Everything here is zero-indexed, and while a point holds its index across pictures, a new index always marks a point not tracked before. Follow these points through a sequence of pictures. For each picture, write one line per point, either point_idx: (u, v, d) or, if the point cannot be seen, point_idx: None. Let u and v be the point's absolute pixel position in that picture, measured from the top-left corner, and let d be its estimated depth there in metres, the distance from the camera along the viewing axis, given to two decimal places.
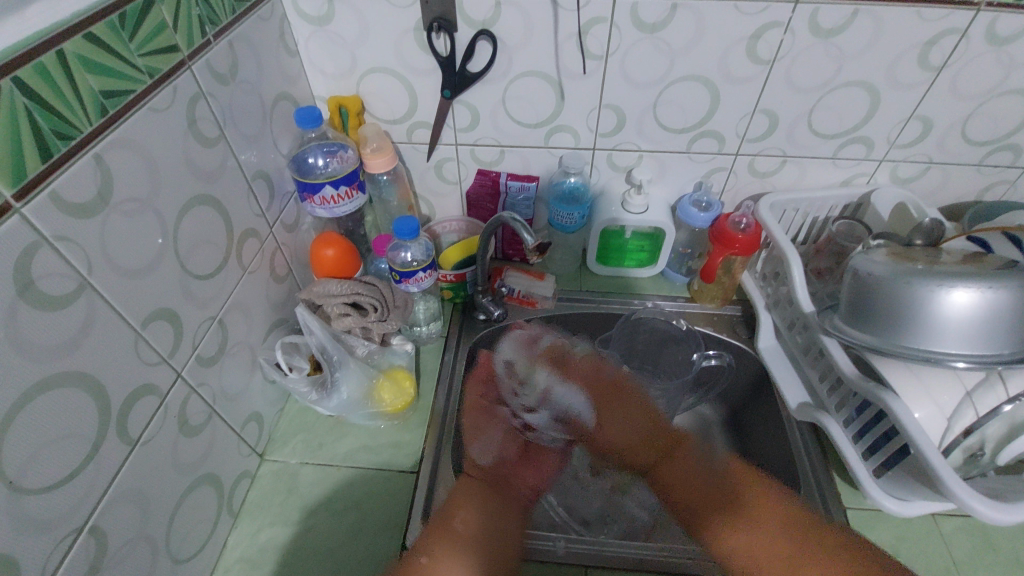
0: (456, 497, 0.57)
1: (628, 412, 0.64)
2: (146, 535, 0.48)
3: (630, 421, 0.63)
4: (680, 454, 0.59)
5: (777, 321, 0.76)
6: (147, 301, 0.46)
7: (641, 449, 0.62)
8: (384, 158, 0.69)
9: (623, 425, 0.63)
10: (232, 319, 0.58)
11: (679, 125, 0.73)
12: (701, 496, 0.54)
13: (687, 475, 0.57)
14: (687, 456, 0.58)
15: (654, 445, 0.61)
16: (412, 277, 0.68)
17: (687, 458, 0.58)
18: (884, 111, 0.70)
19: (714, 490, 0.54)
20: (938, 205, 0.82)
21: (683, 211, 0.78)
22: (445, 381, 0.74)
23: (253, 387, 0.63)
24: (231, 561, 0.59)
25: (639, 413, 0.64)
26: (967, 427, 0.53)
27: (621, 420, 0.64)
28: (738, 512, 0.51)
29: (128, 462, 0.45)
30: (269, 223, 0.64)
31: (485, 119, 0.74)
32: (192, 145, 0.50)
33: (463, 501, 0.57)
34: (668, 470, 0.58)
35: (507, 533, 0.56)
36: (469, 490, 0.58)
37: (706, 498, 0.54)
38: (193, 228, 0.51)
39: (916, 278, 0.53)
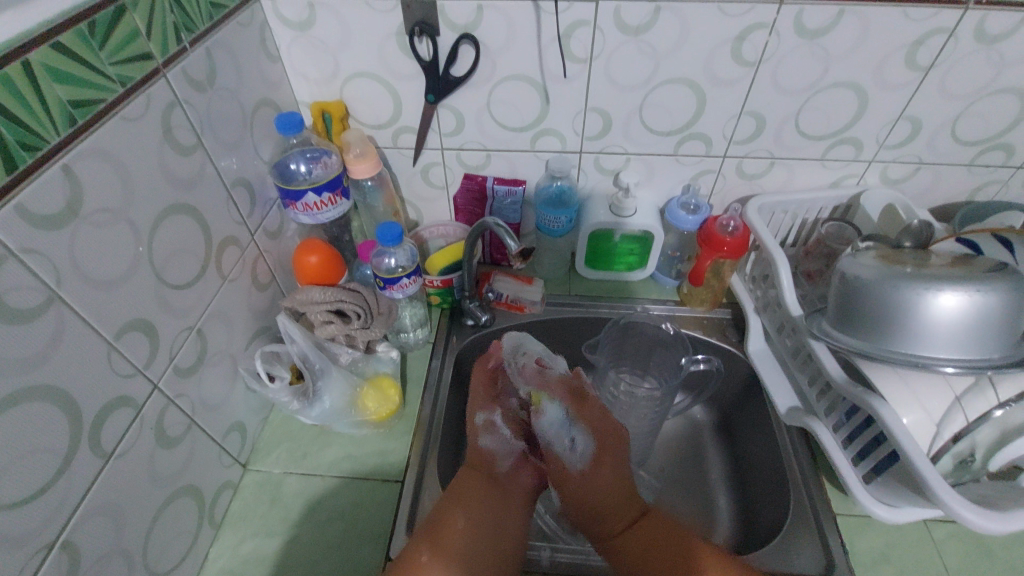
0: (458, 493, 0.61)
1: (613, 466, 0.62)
2: (122, 549, 0.47)
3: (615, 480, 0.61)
4: (657, 540, 0.57)
5: (766, 324, 0.76)
6: (120, 312, 0.45)
7: (614, 514, 0.59)
8: (367, 163, 0.68)
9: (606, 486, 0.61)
10: (211, 328, 0.57)
11: (666, 127, 0.72)
12: (663, 555, 0.55)
13: (654, 538, 0.57)
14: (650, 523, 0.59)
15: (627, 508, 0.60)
16: (397, 284, 0.67)
17: (659, 525, 0.58)
18: (873, 112, 0.69)
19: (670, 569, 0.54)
20: (929, 205, 0.81)
21: (671, 214, 0.78)
22: (432, 389, 0.73)
23: (235, 397, 0.62)
24: (213, 572, 0.58)
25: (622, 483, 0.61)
26: (957, 433, 0.52)
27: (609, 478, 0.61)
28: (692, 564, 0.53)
29: (102, 476, 0.44)
30: (250, 230, 0.63)
31: (470, 123, 0.73)
32: (167, 153, 0.50)
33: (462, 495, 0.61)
34: (641, 530, 0.58)
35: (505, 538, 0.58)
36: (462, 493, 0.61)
37: (660, 550, 0.56)
38: (169, 237, 0.50)
39: (903, 282, 0.53)
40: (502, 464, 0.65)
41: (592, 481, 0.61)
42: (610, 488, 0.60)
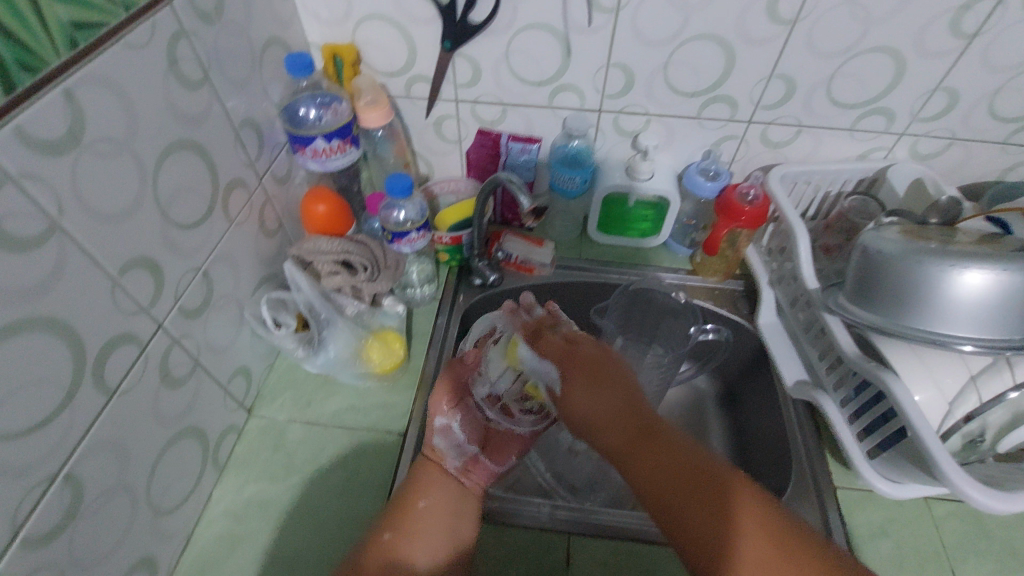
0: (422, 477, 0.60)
1: (608, 383, 0.52)
2: (125, 484, 0.48)
3: (604, 395, 0.51)
4: (675, 464, 0.45)
5: (779, 297, 0.74)
6: (124, 248, 0.44)
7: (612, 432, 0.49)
8: (377, 113, 0.66)
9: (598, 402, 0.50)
10: (217, 271, 0.56)
11: (690, 88, 0.69)
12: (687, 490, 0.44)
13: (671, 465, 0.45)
14: (666, 445, 0.47)
15: (625, 425, 0.49)
16: (405, 238, 0.66)
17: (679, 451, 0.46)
18: (909, 81, 0.66)
19: (705, 524, 0.42)
20: (957, 184, 0.78)
21: (690, 180, 0.75)
22: (437, 345, 0.73)
23: (240, 342, 0.62)
24: (217, 512, 0.59)
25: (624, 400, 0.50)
26: (969, 413, 0.51)
27: (591, 392, 0.51)
28: (726, 512, 0.42)
29: (106, 411, 0.44)
30: (257, 174, 0.62)
31: (487, 75, 0.70)
32: (173, 87, 0.48)
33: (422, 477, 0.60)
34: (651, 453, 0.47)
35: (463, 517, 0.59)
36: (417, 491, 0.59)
37: (679, 483, 0.44)
38: (174, 175, 0.49)
39: (928, 257, 0.51)
40: (451, 462, 0.61)
41: (594, 396, 0.51)
42: (610, 403, 0.50)
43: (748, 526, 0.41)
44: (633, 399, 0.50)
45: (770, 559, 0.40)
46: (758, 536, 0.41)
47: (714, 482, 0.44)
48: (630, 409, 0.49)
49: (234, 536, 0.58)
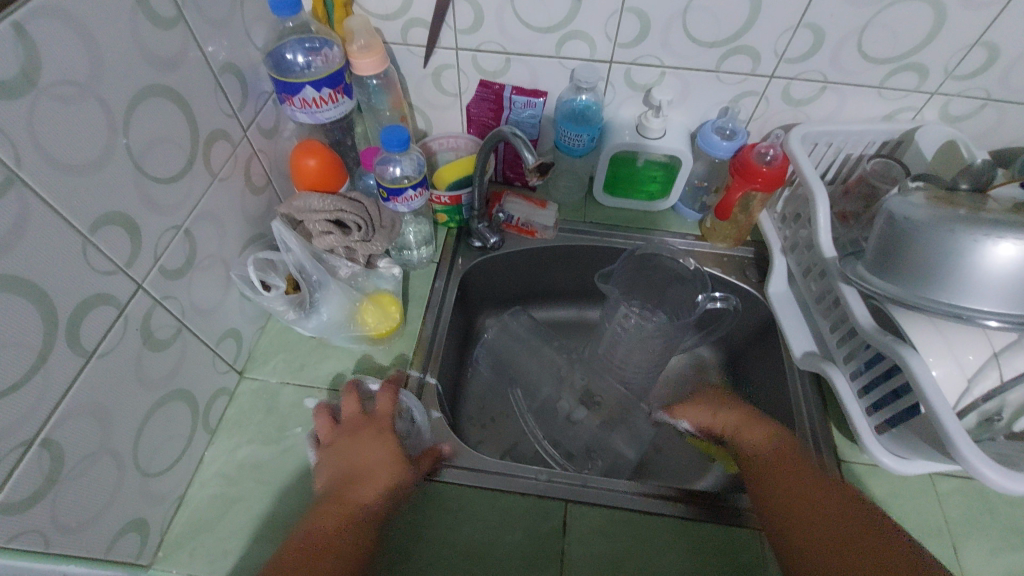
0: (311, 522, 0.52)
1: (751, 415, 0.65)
2: (110, 449, 0.46)
3: (755, 436, 0.63)
4: (779, 451, 0.59)
5: (791, 266, 0.71)
6: (95, 202, 0.41)
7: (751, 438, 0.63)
8: (372, 59, 0.61)
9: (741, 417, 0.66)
10: (200, 229, 0.53)
11: (710, 38, 0.64)
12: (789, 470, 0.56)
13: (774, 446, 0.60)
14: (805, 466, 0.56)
15: (779, 442, 0.60)
16: (402, 196, 0.62)
17: (788, 442, 0.60)
18: (948, 34, 0.61)
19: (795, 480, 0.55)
20: (986, 149, 0.74)
21: (704, 139, 0.71)
22: (434, 309, 0.70)
23: (228, 303, 0.59)
24: (208, 475, 0.58)
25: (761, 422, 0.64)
26: (989, 391, 0.49)
27: (758, 443, 0.62)
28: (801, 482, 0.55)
29: (83, 375, 0.42)
30: (242, 125, 0.58)
31: (489, 20, 0.65)
32: (142, 24, 0.43)
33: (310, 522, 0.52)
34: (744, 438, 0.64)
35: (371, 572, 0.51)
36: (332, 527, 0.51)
37: (833, 513, 0.51)
38: (148, 124, 0.45)
39: (958, 226, 0.48)
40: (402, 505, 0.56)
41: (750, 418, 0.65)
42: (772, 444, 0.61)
43: (803, 479, 0.55)
44: (785, 438, 0.61)
45: (817, 501, 0.53)
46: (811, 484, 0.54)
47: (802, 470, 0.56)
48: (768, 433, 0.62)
49: (226, 499, 0.57)
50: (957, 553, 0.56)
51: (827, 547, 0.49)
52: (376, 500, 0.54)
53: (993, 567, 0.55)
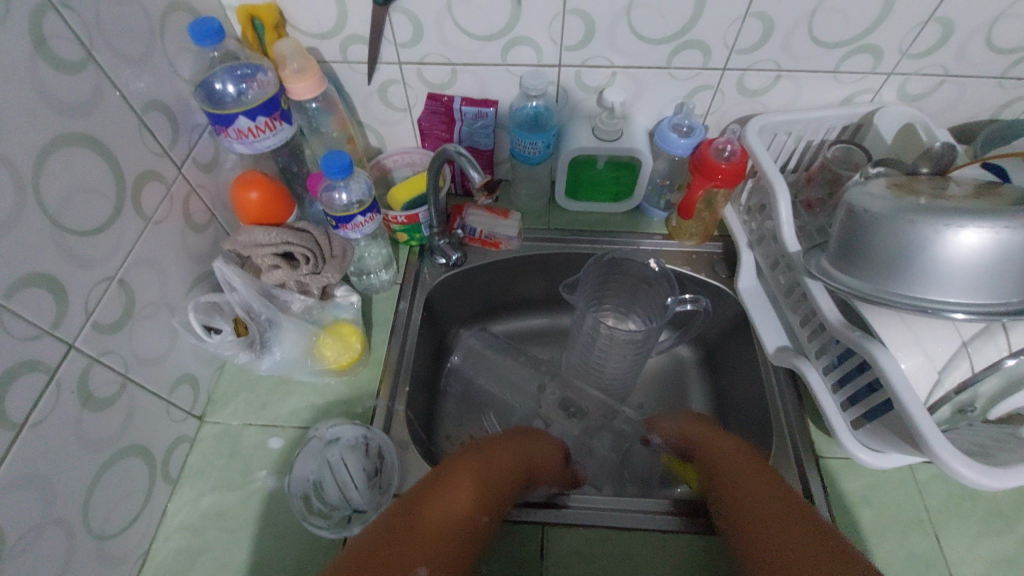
0: (482, 477, 0.53)
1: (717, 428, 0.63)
2: (56, 519, 0.44)
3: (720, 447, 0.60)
4: (736, 462, 0.56)
5: (759, 260, 0.70)
6: (7, 266, 0.39)
7: (711, 454, 0.59)
8: (306, 82, 0.58)
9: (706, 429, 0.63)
10: (137, 277, 0.51)
11: (657, 34, 0.62)
12: (744, 483, 0.53)
13: (733, 455, 0.57)
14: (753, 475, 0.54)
15: (739, 454, 0.58)
16: (351, 222, 0.60)
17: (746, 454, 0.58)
18: (899, 13, 0.59)
19: (750, 488, 0.52)
20: (948, 126, 0.73)
21: (661, 138, 0.69)
22: (399, 332, 0.69)
23: (179, 348, 0.57)
24: (173, 528, 0.56)
25: (727, 437, 0.61)
26: (960, 383, 0.49)
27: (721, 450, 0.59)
28: (757, 490, 0.52)
29: (15, 448, 0.40)
30: (175, 163, 0.55)
31: (429, 32, 0.63)
32: (44, 71, 0.41)
33: (481, 474, 0.53)
34: (708, 450, 0.60)
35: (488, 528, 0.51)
36: (424, 519, 0.47)
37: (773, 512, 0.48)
38: (64, 176, 0.43)
39: (918, 216, 0.46)
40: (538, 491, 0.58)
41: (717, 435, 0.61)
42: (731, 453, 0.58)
43: (756, 488, 0.52)
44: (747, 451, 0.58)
45: (771, 509, 0.49)
46: (765, 494, 0.51)
47: (755, 479, 0.53)
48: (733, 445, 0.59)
49: (192, 552, 0.55)
50: (941, 543, 0.55)
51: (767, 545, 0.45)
52: (467, 509, 0.50)
53: (976, 554, 0.55)
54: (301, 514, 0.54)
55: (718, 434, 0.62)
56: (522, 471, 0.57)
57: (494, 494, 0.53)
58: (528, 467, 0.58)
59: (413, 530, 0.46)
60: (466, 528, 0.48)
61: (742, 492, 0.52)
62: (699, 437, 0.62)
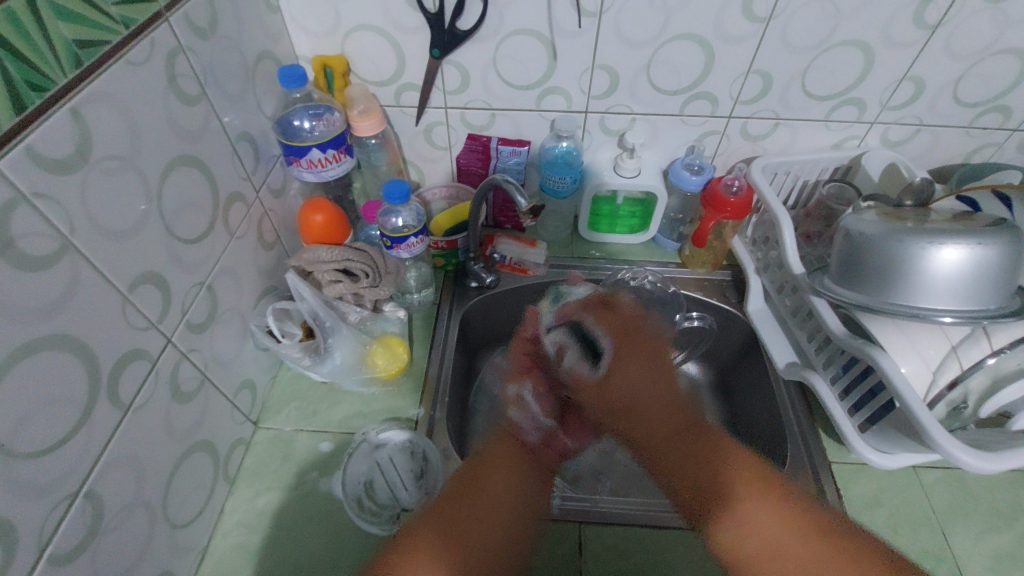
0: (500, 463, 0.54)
1: (659, 382, 0.54)
2: (143, 501, 0.48)
3: (653, 384, 0.54)
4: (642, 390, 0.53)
5: (767, 284, 0.77)
6: (132, 264, 0.44)
7: (673, 445, 0.51)
8: (372, 121, 0.67)
9: (649, 390, 0.53)
10: (220, 284, 0.57)
11: (672, 86, 0.72)
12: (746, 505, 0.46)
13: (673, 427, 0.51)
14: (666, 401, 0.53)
15: (668, 411, 0.52)
16: (404, 242, 0.66)
17: (663, 387, 0.54)
18: (878, 71, 0.69)
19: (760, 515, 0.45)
20: (926, 168, 0.82)
21: (676, 175, 0.78)
22: (439, 347, 0.74)
23: (245, 355, 0.62)
24: (229, 526, 0.59)
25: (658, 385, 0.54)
26: (953, 381, 0.55)
27: (642, 376, 0.54)
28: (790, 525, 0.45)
29: (122, 428, 0.44)
30: (255, 187, 0.62)
31: (475, 81, 0.72)
32: (173, 102, 0.48)
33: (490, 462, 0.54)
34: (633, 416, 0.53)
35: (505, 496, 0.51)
36: (465, 490, 0.51)
37: (683, 436, 0.51)
38: (177, 189, 0.49)
39: (907, 236, 0.54)
40: (531, 436, 0.59)
41: (630, 374, 0.53)
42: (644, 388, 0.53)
43: (655, 397, 0.53)
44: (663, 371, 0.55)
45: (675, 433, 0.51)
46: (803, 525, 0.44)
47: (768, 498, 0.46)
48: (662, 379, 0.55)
49: (248, 547, 0.58)
50: (947, 539, 0.60)
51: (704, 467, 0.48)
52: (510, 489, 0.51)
53: (982, 550, 0.59)
54: (354, 513, 0.59)
55: (663, 389, 0.54)
56: (511, 435, 0.57)
57: (500, 464, 0.54)
58: (510, 429, 0.59)
59: (446, 532, 0.46)
60: (490, 512, 0.49)
61: (754, 501, 0.45)
62: (647, 408, 0.53)
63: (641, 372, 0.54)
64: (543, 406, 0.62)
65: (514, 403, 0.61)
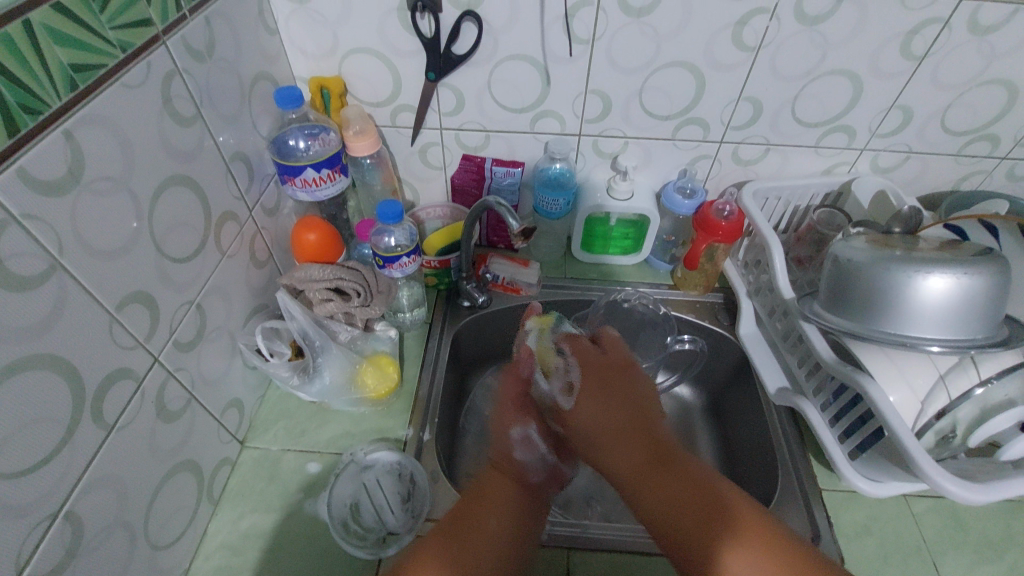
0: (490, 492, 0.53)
1: (617, 397, 0.55)
2: (124, 522, 0.47)
3: (613, 410, 0.54)
4: (612, 414, 0.54)
5: (758, 308, 0.77)
6: (121, 283, 0.44)
7: (621, 449, 0.51)
8: (366, 142, 0.68)
9: (604, 408, 0.54)
10: (210, 303, 0.57)
11: (664, 111, 0.73)
12: (690, 508, 0.45)
13: (629, 429, 0.52)
14: (636, 425, 0.52)
15: (633, 435, 0.51)
16: (397, 262, 0.67)
17: (617, 405, 0.54)
18: (867, 100, 0.70)
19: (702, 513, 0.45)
20: (916, 194, 0.83)
21: (668, 199, 0.79)
22: (429, 366, 0.74)
23: (233, 373, 0.62)
24: (212, 548, 0.58)
25: (626, 410, 0.54)
26: (941, 410, 0.55)
27: (598, 405, 0.54)
28: (736, 532, 0.44)
29: (106, 448, 0.44)
30: (248, 206, 0.63)
31: (470, 104, 0.73)
32: (167, 124, 0.48)
33: (484, 494, 0.53)
34: (604, 440, 0.53)
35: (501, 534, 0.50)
36: (465, 519, 0.51)
37: (650, 455, 0.50)
38: (169, 209, 0.50)
39: (894, 264, 0.54)
40: (535, 476, 0.57)
41: (598, 405, 0.54)
42: (611, 417, 0.53)
43: (620, 420, 0.53)
44: (622, 403, 0.54)
45: (638, 457, 0.50)
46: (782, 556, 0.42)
47: (723, 508, 0.45)
48: (617, 404, 0.54)
49: (231, 570, 0.57)
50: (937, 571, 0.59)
51: (672, 495, 0.47)
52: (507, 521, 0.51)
53: None
54: (340, 535, 0.58)
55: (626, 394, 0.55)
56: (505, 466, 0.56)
57: (499, 496, 0.53)
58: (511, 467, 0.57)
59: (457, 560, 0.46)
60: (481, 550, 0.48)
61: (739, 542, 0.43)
62: (602, 421, 0.53)
63: (601, 400, 0.55)
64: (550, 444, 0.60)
65: (521, 444, 0.57)
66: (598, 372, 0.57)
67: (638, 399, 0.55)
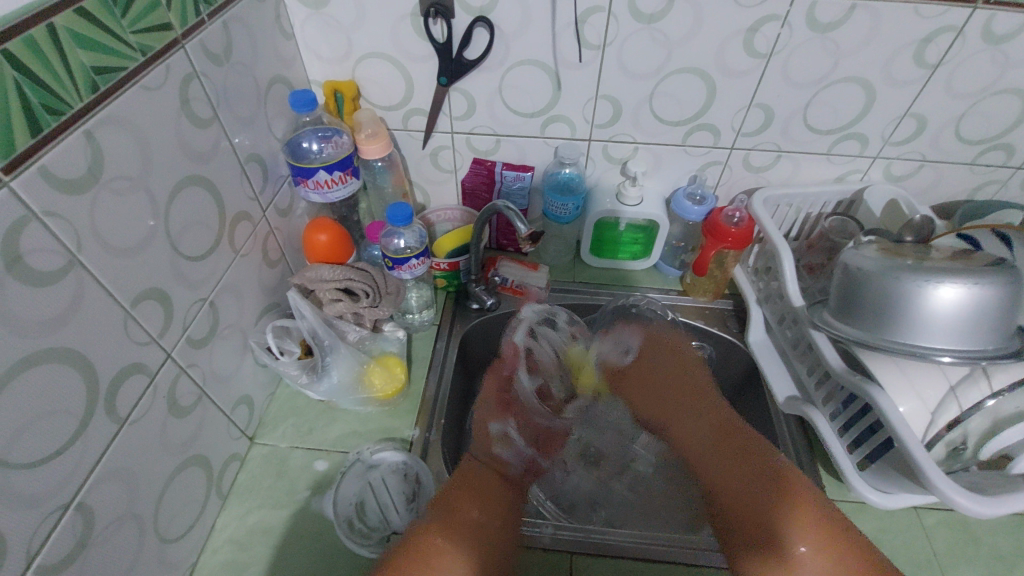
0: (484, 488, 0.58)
1: (690, 407, 0.68)
2: (135, 514, 0.48)
3: (697, 419, 0.67)
4: (715, 411, 0.67)
5: (767, 316, 0.77)
6: (137, 280, 0.46)
7: (698, 446, 0.64)
8: (378, 145, 0.69)
9: (673, 418, 0.66)
10: (223, 301, 0.58)
11: (675, 117, 0.73)
12: (755, 487, 0.56)
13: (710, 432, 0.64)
14: (732, 433, 0.63)
15: (727, 434, 0.63)
16: (405, 264, 0.68)
17: (704, 399, 0.69)
18: (880, 108, 0.70)
19: (758, 496, 0.55)
20: (930, 203, 0.82)
21: (678, 204, 0.79)
22: (437, 368, 0.74)
23: (244, 371, 0.63)
24: (220, 542, 0.59)
25: (701, 416, 0.67)
26: (952, 421, 0.54)
27: (688, 421, 0.67)
28: (796, 514, 0.53)
29: (118, 441, 0.45)
30: (262, 207, 0.64)
31: (481, 108, 0.74)
32: (185, 125, 0.50)
33: (478, 485, 0.58)
34: (683, 443, 0.67)
35: (484, 524, 0.55)
36: (461, 491, 0.57)
37: (722, 444, 0.62)
38: (185, 209, 0.51)
39: (905, 273, 0.54)
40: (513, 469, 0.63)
41: (680, 419, 0.68)
42: (691, 426, 0.66)
43: (699, 422, 0.66)
44: (709, 410, 0.67)
45: (739, 445, 0.61)
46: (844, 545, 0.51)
47: (789, 491, 0.55)
48: (694, 400, 0.69)
49: (238, 565, 0.58)
50: None
51: (749, 481, 0.57)
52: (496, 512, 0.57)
53: None
54: (343, 533, 0.58)
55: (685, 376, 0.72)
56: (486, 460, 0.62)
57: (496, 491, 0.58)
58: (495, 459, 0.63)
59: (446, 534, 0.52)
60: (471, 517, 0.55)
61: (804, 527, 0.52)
62: (685, 438, 0.66)
63: (684, 414, 0.68)
64: (525, 441, 0.68)
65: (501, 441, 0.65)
66: (676, 381, 0.72)
67: (726, 412, 0.66)
